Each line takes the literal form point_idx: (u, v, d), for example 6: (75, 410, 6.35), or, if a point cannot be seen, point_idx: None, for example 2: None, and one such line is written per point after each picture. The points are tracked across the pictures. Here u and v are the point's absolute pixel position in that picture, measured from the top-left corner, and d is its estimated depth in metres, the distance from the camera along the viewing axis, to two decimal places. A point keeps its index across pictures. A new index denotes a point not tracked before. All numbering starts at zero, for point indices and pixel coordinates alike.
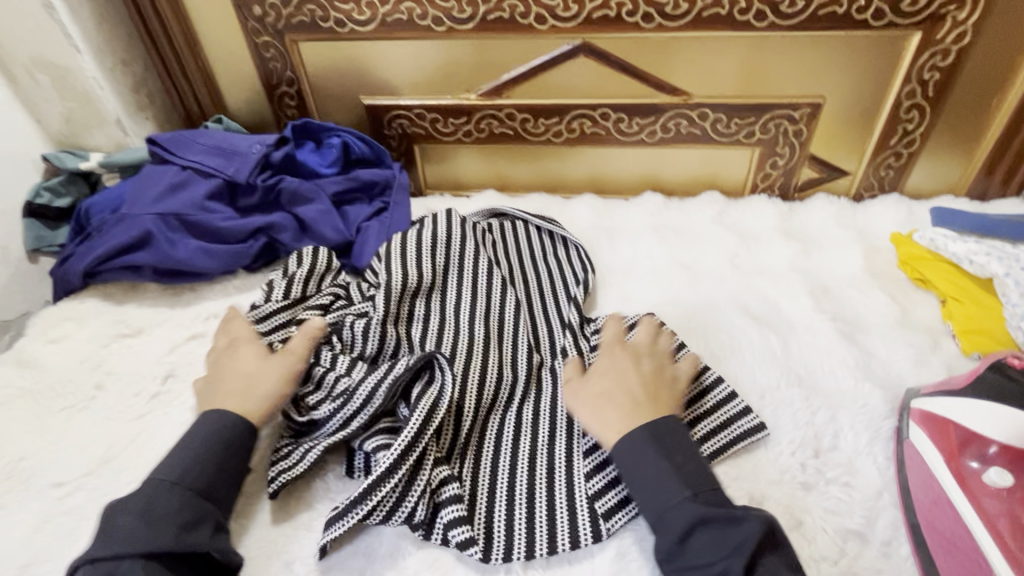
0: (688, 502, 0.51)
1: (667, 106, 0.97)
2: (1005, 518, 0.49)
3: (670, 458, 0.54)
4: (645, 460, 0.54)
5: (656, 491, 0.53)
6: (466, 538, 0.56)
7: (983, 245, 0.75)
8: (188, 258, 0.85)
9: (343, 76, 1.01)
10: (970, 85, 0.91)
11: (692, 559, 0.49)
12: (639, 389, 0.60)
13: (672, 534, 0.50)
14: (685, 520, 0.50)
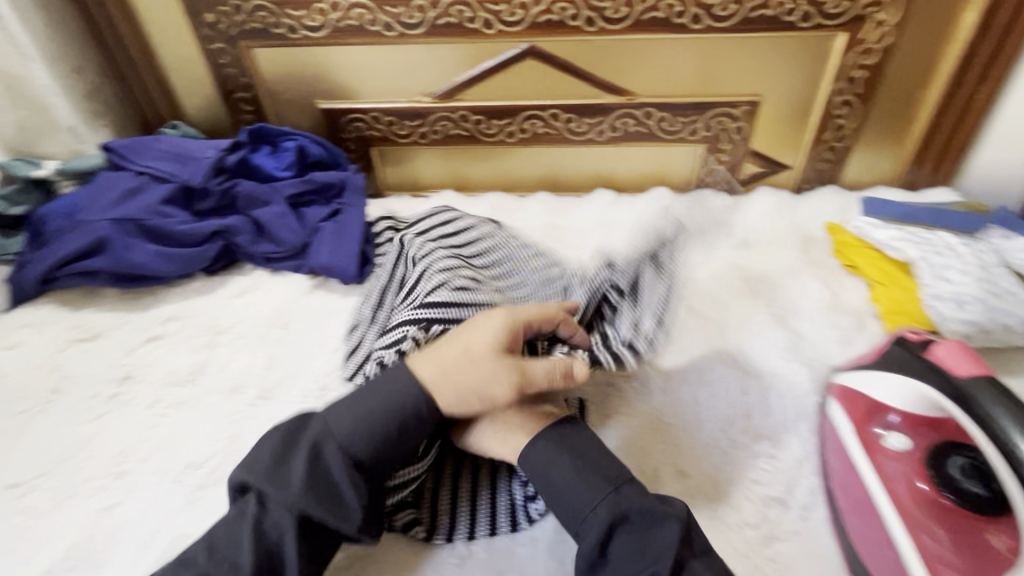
0: (602, 503, 0.52)
1: (613, 105, 1.01)
2: (902, 479, 0.53)
3: (578, 466, 0.54)
4: (556, 471, 0.55)
5: (567, 496, 0.53)
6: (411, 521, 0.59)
7: (902, 233, 0.81)
8: (143, 262, 0.86)
9: (298, 81, 1.03)
10: (895, 82, 0.96)
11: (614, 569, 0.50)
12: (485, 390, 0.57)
13: (591, 543, 0.51)
14: (603, 523, 0.51)
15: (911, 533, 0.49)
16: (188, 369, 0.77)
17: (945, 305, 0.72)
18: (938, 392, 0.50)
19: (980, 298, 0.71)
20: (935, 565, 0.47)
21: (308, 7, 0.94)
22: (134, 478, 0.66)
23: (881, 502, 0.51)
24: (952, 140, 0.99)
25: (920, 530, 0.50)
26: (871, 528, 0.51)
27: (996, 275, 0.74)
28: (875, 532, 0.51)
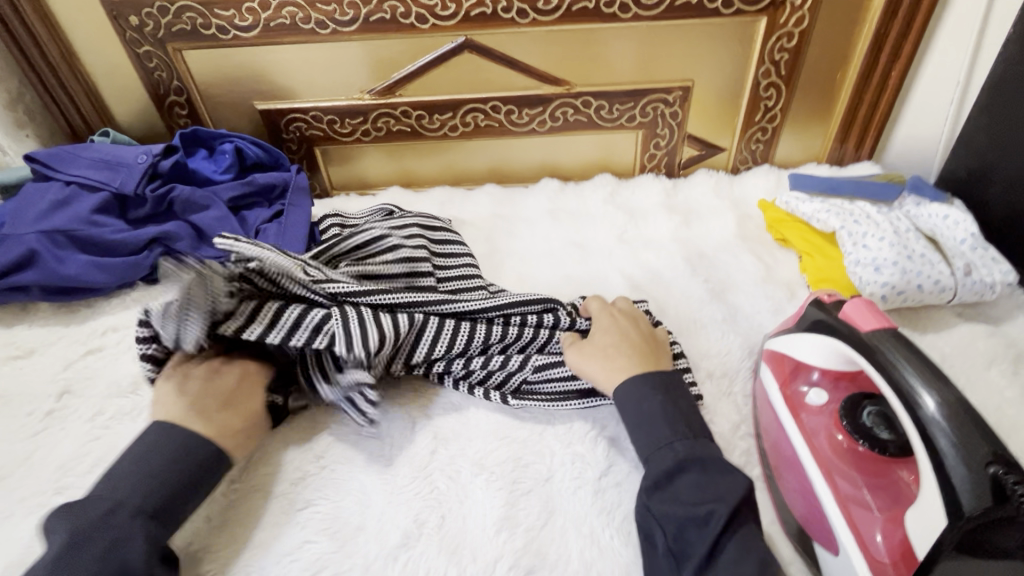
0: (675, 442, 0.55)
1: (552, 95, 1.03)
2: (822, 432, 0.56)
3: (670, 407, 0.57)
4: (644, 407, 0.58)
5: (643, 430, 0.57)
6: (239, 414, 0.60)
7: (825, 205, 0.86)
8: (77, 274, 0.83)
9: (233, 82, 1.01)
10: (816, 64, 1.01)
11: (676, 491, 0.52)
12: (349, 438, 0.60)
13: (658, 470, 0.53)
14: (676, 458, 0.54)
15: (831, 479, 0.53)
16: (130, 379, 0.76)
17: (864, 270, 0.77)
18: (843, 346, 0.54)
19: (894, 261, 0.76)
20: (850, 507, 0.50)
21: (237, 7, 0.92)
22: (75, 491, 0.64)
23: (802, 454, 0.55)
24: (874, 116, 1.04)
25: (840, 477, 0.53)
26: (798, 481, 0.55)
27: (909, 239, 0.79)
28: (802, 485, 0.54)
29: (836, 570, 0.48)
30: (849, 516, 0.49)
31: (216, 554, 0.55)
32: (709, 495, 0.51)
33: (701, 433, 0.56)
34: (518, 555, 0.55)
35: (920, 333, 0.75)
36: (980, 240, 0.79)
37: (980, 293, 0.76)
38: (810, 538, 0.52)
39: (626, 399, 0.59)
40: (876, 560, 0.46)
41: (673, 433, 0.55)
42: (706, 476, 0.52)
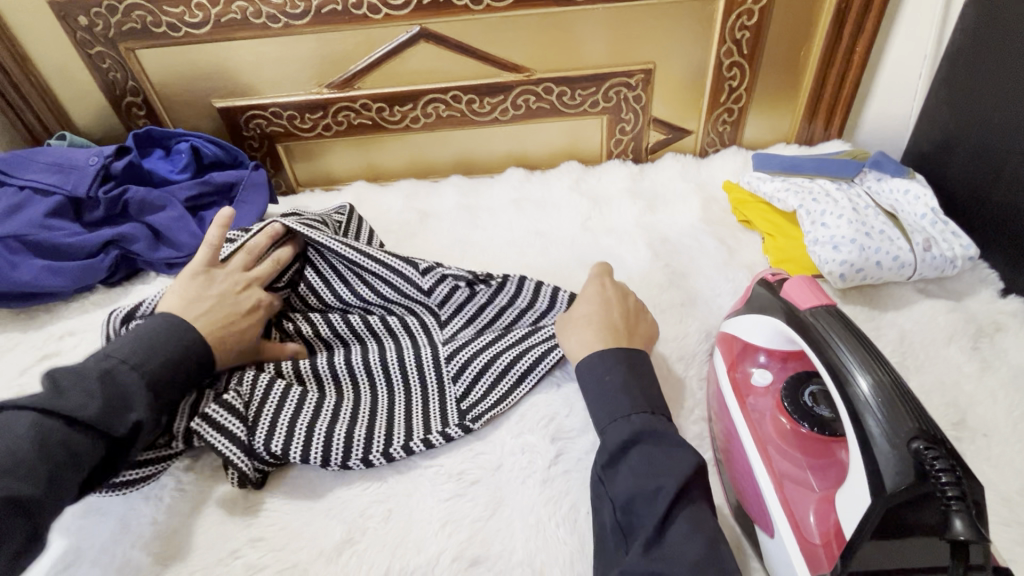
0: (625, 420, 0.54)
1: (512, 83, 1.02)
2: (768, 415, 0.55)
3: (632, 383, 0.57)
4: (604, 380, 0.57)
5: (603, 400, 0.56)
6: None
7: (786, 185, 0.85)
8: (32, 279, 0.83)
9: (188, 80, 1.00)
10: (779, 41, 0.99)
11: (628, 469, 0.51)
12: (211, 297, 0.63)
13: (613, 443, 0.52)
14: (628, 432, 0.52)
15: (771, 460, 0.52)
16: None
17: (822, 249, 0.76)
18: (783, 325, 0.53)
19: (851, 238, 0.75)
20: (786, 485, 0.50)
21: (186, 3, 0.91)
22: None
23: (743, 437, 0.54)
24: (840, 95, 1.02)
25: (783, 457, 0.52)
26: (744, 468, 0.53)
27: (867, 216, 0.78)
28: (745, 470, 0.53)
29: (773, 554, 0.47)
30: (779, 497, 0.48)
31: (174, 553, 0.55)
32: (656, 471, 0.49)
33: (659, 408, 0.56)
34: (461, 547, 0.55)
35: (880, 311, 0.74)
36: (940, 214, 0.78)
37: (941, 269, 0.75)
38: (750, 521, 0.51)
39: (588, 369, 0.59)
40: (807, 541, 0.45)
41: (638, 407, 0.55)
42: (655, 450, 0.51)
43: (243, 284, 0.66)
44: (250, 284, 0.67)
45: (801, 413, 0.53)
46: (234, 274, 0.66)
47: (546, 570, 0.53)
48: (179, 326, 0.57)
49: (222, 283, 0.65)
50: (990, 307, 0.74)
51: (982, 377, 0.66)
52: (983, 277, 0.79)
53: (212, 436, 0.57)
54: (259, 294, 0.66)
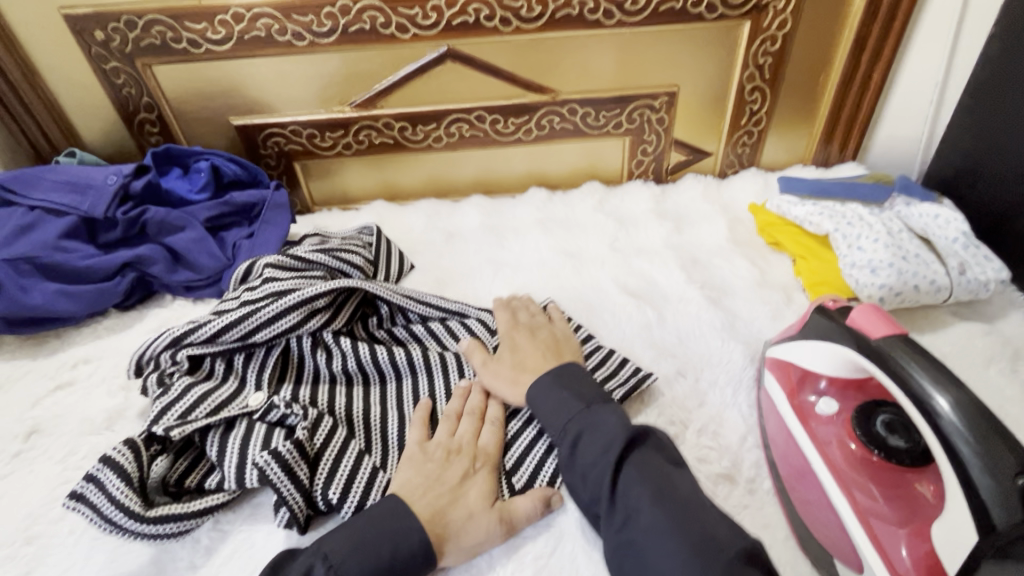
0: (580, 413, 0.57)
1: (538, 104, 1.01)
2: (836, 443, 0.55)
3: (574, 388, 0.59)
4: (560, 392, 0.59)
5: (547, 407, 0.59)
6: (125, 498, 0.53)
7: (818, 208, 0.85)
8: (44, 303, 0.78)
9: (206, 97, 0.98)
10: (800, 65, 1.01)
11: (583, 459, 0.54)
12: (427, 480, 0.56)
13: (565, 444, 0.56)
14: (573, 429, 0.56)
15: (848, 492, 0.51)
16: (104, 415, 0.70)
17: (860, 273, 0.77)
18: (853, 354, 0.53)
19: (889, 263, 0.75)
20: (871, 521, 0.49)
21: (210, 20, 0.89)
22: (47, 541, 0.58)
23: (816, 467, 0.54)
24: (856, 119, 1.04)
25: (859, 488, 0.52)
26: (818, 499, 0.53)
27: (903, 240, 0.79)
28: (821, 501, 0.53)
29: None
30: (870, 533, 0.48)
31: None
32: (596, 453, 0.54)
33: (604, 397, 0.59)
34: None
35: (917, 334, 0.75)
36: (972, 238, 0.79)
37: (975, 292, 0.76)
38: (827, 552, 0.51)
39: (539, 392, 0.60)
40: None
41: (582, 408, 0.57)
42: (595, 438, 0.55)
43: (466, 459, 0.59)
44: (457, 449, 0.59)
45: (870, 442, 0.54)
46: (441, 441, 0.60)
47: None
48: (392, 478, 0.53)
49: (426, 458, 0.58)
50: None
51: None
52: (1012, 299, 0.80)
53: (279, 475, 0.55)
54: (472, 459, 0.59)
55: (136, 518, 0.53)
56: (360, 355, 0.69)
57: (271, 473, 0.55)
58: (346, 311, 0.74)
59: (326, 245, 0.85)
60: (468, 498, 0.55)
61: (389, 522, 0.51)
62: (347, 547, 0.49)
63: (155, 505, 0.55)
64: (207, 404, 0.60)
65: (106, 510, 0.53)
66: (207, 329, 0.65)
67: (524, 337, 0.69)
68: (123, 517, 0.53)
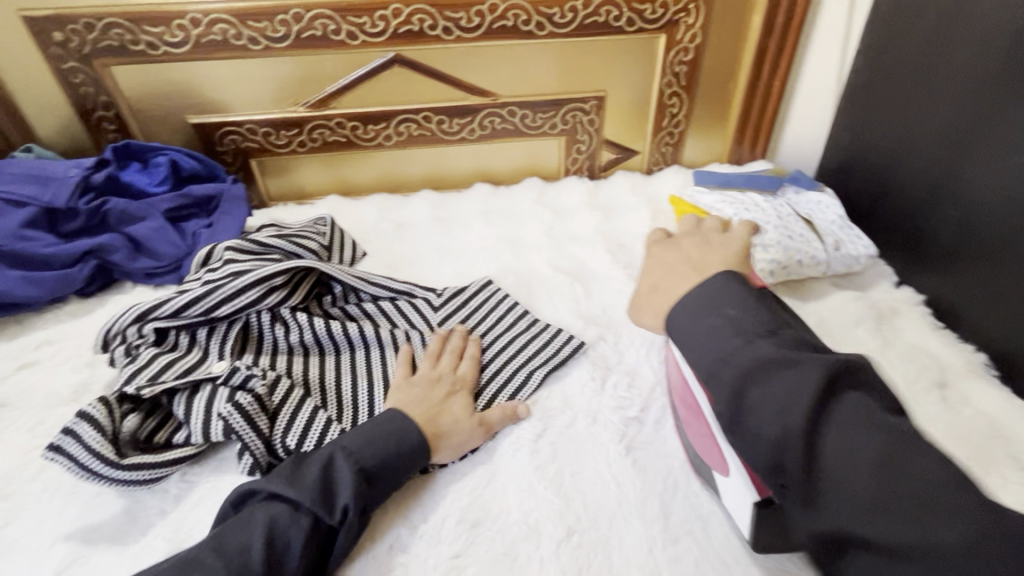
0: (740, 349, 0.47)
1: (480, 106, 1.11)
2: None
3: (736, 321, 0.49)
4: (720, 320, 0.50)
5: (698, 345, 0.50)
6: (99, 448, 0.59)
7: (722, 197, 0.98)
8: (7, 289, 0.82)
9: (163, 96, 1.03)
10: (711, 73, 1.14)
11: (752, 411, 0.45)
12: (420, 400, 0.67)
13: (723, 392, 0.47)
14: (732, 373, 0.47)
15: None
16: (71, 388, 0.74)
17: (755, 251, 0.90)
18: None
19: (777, 241, 0.89)
20: None
21: (167, 24, 0.95)
22: (21, 498, 0.62)
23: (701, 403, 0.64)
24: (761, 121, 1.19)
25: None
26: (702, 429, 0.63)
27: (792, 222, 0.92)
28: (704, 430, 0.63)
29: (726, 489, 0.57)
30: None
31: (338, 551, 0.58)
32: (773, 406, 0.44)
33: (773, 327, 0.48)
34: (463, 511, 0.61)
35: (803, 302, 0.88)
36: (847, 221, 0.93)
37: (849, 265, 0.90)
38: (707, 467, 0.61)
39: (688, 315, 0.52)
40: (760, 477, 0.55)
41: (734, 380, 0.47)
42: (767, 388, 0.45)
43: (446, 383, 0.70)
44: (441, 376, 0.71)
45: None
46: (425, 373, 0.71)
47: (540, 526, 0.60)
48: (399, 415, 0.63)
49: (414, 383, 0.69)
50: (889, 296, 0.90)
51: (884, 350, 0.80)
52: (881, 272, 0.95)
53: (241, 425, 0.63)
54: (454, 382, 0.71)
55: (110, 465, 0.58)
56: (316, 328, 0.76)
57: (234, 423, 0.62)
58: (303, 290, 0.81)
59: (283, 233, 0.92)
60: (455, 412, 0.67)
61: (388, 426, 0.62)
62: (363, 441, 0.60)
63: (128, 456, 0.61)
64: (174, 370, 0.67)
65: (83, 459, 0.58)
66: (172, 304, 0.71)
67: (704, 250, 0.63)
68: (98, 463, 0.58)
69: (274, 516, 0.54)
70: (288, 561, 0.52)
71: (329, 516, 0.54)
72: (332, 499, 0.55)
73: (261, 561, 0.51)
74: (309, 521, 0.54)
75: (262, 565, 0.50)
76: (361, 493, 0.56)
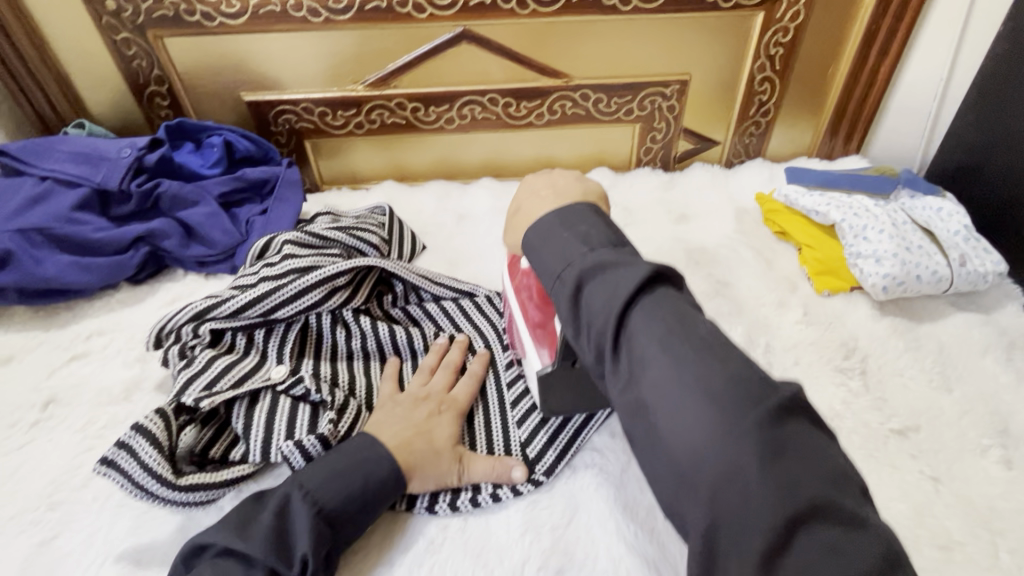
0: (584, 255, 0.47)
1: (551, 88, 1.02)
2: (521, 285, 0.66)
3: (592, 233, 0.49)
4: (566, 234, 0.49)
5: (551, 255, 0.49)
6: (156, 466, 0.54)
7: (825, 199, 0.88)
8: (58, 275, 0.78)
9: (217, 71, 0.97)
10: (812, 57, 1.02)
11: (584, 310, 0.45)
12: (402, 421, 0.60)
13: (563, 299, 0.47)
14: (574, 273, 0.46)
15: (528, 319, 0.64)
16: (122, 385, 0.70)
17: (865, 263, 0.80)
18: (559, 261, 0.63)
19: (893, 253, 0.78)
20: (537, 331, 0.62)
21: None
22: (71, 506, 0.59)
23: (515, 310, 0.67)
24: (862, 113, 1.06)
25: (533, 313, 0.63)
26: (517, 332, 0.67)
27: (906, 232, 0.82)
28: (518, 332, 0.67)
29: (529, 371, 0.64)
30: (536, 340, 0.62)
31: None
32: (604, 297, 0.44)
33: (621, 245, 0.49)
34: (545, 555, 0.55)
35: (918, 324, 0.78)
36: (972, 231, 0.82)
37: (974, 283, 0.79)
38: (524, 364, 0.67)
39: (550, 226, 0.50)
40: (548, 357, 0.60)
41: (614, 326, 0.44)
42: (604, 281, 0.45)
43: (433, 404, 0.62)
44: (430, 395, 0.63)
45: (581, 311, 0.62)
46: (412, 391, 0.63)
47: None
48: (371, 444, 0.56)
49: (399, 402, 0.62)
50: (1020, 321, 0.78)
51: (1019, 386, 0.70)
52: (1008, 292, 0.83)
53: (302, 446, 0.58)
54: (446, 404, 0.63)
55: (167, 485, 0.54)
56: (379, 335, 0.71)
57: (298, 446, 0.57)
58: (364, 290, 0.74)
59: (341, 222, 0.85)
60: (432, 441, 0.59)
61: (363, 454, 0.55)
62: (325, 477, 0.53)
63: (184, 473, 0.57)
64: (230, 376, 0.61)
65: (138, 476, 0.54)
66: (230, 304, 0.65)
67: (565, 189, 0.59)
68: (154, 482, 0.54)
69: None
70: None
71: (287, 571, 0.47)
72: (288, 550, 0.49)
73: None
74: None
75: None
76: (322, 542, 0.49)
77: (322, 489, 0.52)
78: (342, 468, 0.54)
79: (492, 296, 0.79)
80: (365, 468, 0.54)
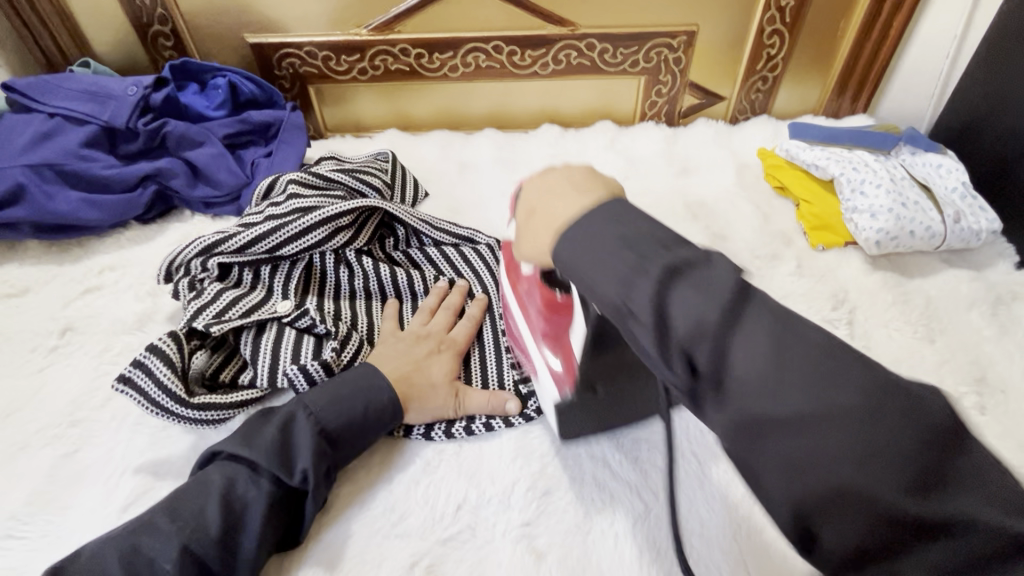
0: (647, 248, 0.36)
1: (556, 37, 1.01)
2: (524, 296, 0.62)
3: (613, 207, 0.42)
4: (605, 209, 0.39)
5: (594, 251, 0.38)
6: (169, 385, 0.58)
7: (827, 154, 0.88)
8: (69, 210, 0.80)
9: (221, 12, 0.96)
10: (823, 10, 1.00)
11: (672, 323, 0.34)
12: (401, 355, 0.63)
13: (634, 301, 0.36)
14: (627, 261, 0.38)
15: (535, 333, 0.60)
16: (134, 316, 0.73)
17: (860, 217, 0.81)
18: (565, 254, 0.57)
19: (889, 208, 0.79)
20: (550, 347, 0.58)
21: None
22: (91, 424, 0.62)
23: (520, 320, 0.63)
24: (870, 69, 1.05)
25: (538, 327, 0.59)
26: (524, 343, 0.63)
27: (904, 187, 0.83)
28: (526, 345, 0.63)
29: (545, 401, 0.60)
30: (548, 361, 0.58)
31: (406, 520, 0.55)
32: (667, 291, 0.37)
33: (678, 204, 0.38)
34: (534, 478, 0.58)
35: (907, 278, 0.79)
36: (970, 189, 0.82)
37: (967, 240, 0.80)
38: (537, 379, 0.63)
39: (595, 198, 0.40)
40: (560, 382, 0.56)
41: (632, 265, 0.36)
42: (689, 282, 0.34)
43: (434, 342, 0.65)
44: (430, 334, 0.66)
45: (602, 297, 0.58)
46: (414, 328, 0.66)
47: (616, 501, 0.56)
48: (373, 373, 0.59)
49: (400, 337, 0.65)
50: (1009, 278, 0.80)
51: (1001, 339, 0.72)
52: (1001, 251, 0.84)
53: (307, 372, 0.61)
54: (444, 343, 0.66)
55: (180, 403, 0.57)
56: (381, 275, 0.73)
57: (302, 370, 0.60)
58: (366, 232, 0.76)
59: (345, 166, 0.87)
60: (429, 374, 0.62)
61: (364, 382, 0.58)
62: (329, 397, 0.56)
63: (196, 394, 0.60)
64: (239, 307, 0.64)
65: (153, 395, 0.57)
66: (238, 239, 0.67)
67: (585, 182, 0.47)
68: (168, 400, 0.57)
69: (230, 478, 0.51)
70: (244, 523, 0.49)
71: (288, 479, 0.51)
72: (291, 463, 0.52)
73: (217, 526, 0.48)
74: (267, 482, 0.51)
75: (223, 530, 0.48)
76: (322, 458, 0.53)
77: (328, 409, 0.56)
78: (347, 391, 0.57)
79: (491, 242, 0.81)
80: (369, 390, 0.58)
